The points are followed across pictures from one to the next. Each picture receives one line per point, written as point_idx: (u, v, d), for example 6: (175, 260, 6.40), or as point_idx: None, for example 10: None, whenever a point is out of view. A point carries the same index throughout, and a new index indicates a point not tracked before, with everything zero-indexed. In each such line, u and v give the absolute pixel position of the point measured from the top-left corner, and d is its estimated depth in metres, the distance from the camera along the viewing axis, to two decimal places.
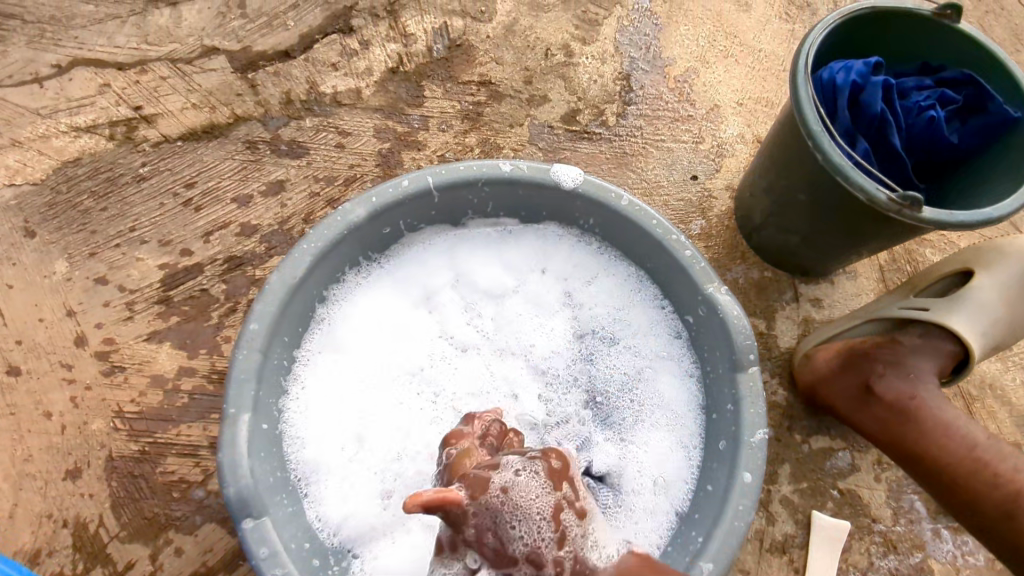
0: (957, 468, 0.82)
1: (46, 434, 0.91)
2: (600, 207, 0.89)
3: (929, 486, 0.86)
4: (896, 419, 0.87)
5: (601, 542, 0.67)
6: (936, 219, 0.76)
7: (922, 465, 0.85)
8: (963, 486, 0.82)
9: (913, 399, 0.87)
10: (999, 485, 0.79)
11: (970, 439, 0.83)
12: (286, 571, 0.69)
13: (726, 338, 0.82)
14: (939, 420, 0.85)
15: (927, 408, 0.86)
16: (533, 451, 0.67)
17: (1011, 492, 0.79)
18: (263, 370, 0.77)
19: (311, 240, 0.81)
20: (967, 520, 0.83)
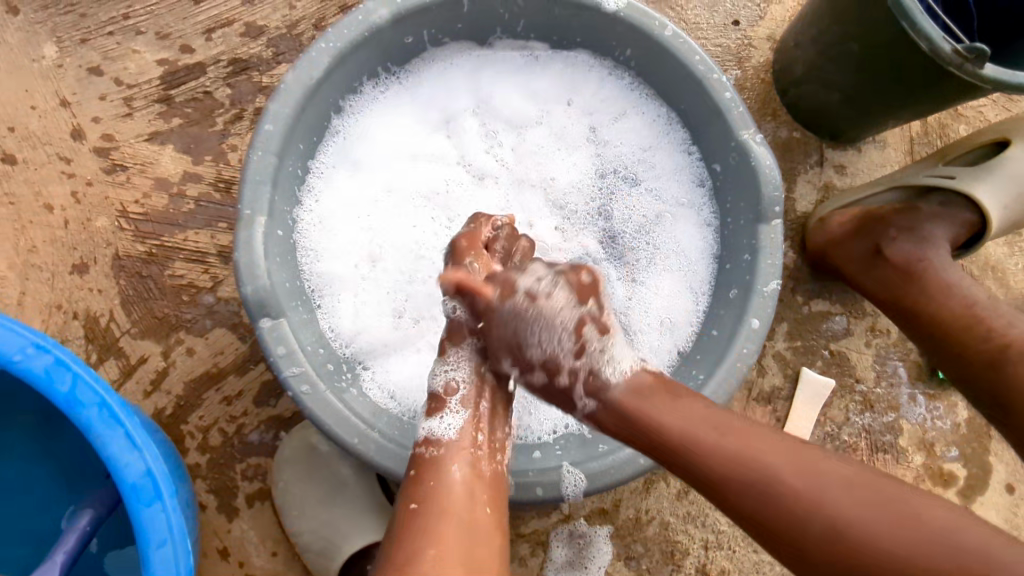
0: (952, 322, 0.82)
1: (49, 227, 0.89)
2: (641, 37, 0.82)
3: (922, 344, 0.86)
4: (899, 279, 0.88)
5: (602, 407, 0.65)
6: (998, 79, 0.72)
7: (915, 322, 0.86)
8: (953, 339, 0.82)
9: (920, 261, 0.86)
10: (991, 338, 0.78)
11: (969, 298, 0.83)
12: (303, 371, 0.70)
13: (753, 189, 0.81)
14: (943, 280, 0.85)
15: (931, 270, 0.85)
16: (557, 301, 0.67)
17: (1003, 344, 0.77)
18: (279, 175, 0.74)
19: (329, 40, 0.75)
20: (953, 374, 0.82)
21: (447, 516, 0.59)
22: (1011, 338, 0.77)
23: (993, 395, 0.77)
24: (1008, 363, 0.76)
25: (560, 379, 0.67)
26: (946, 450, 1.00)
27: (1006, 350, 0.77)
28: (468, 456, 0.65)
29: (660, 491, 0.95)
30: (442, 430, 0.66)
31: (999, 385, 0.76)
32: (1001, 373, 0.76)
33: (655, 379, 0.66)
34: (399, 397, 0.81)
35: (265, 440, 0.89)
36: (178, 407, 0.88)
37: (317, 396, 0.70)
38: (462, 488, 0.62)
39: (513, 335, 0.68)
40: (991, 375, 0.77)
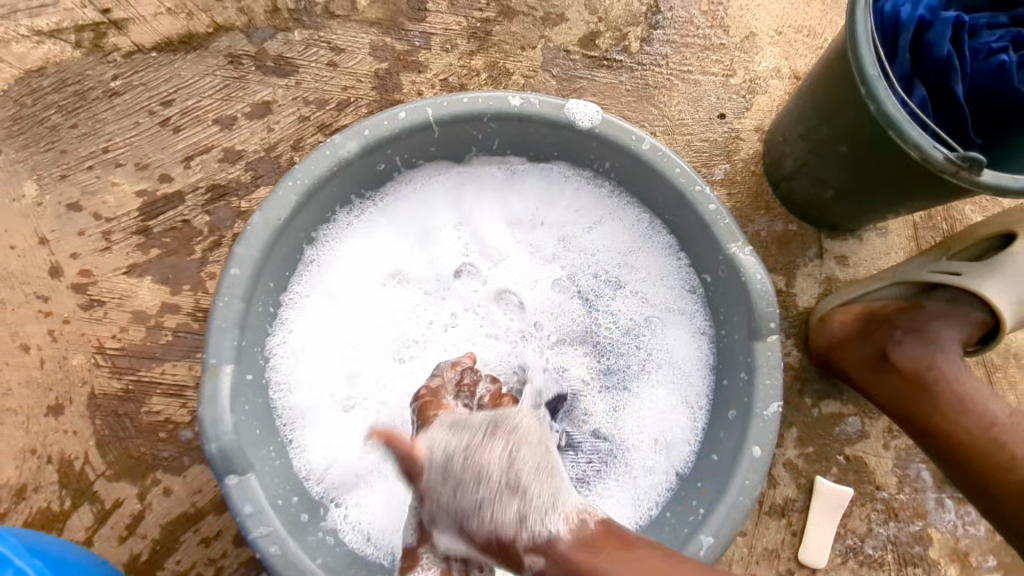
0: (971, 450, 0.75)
1: (25, 367, 0.87)
2: (618, 151, 0.79)
3: (943, 465, 0.79)
4: (909, 390, 0.82)
5: (549, 562, 0.56)
6: (998, 185, 0.67)
7: (932, 441, 0.79)
8: (978, 465, 0.74)
9: (930, 370, 0.80)
10: (1015, 470, 0.71)
11: (987, 416, 0.76)
12: (273, 529, 0.66)
13: (745, 303, 0.76)
14: (956, 394, 0.78)
15: (944, 380, 0.79)
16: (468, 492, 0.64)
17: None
18: (246, 318, 0.72)
19: (296, 177, 0.73)
20: (979, 502, 0.75)
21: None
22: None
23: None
24: None
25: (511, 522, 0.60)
26: (983, 560, 0.92)
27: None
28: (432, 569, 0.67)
29: None
30: None
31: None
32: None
33: (601, 526, 0.59)
34: (376, 539, 0.76)
35: None
36: (155, 552, 0.84)
37: (286, 559, 0.66)
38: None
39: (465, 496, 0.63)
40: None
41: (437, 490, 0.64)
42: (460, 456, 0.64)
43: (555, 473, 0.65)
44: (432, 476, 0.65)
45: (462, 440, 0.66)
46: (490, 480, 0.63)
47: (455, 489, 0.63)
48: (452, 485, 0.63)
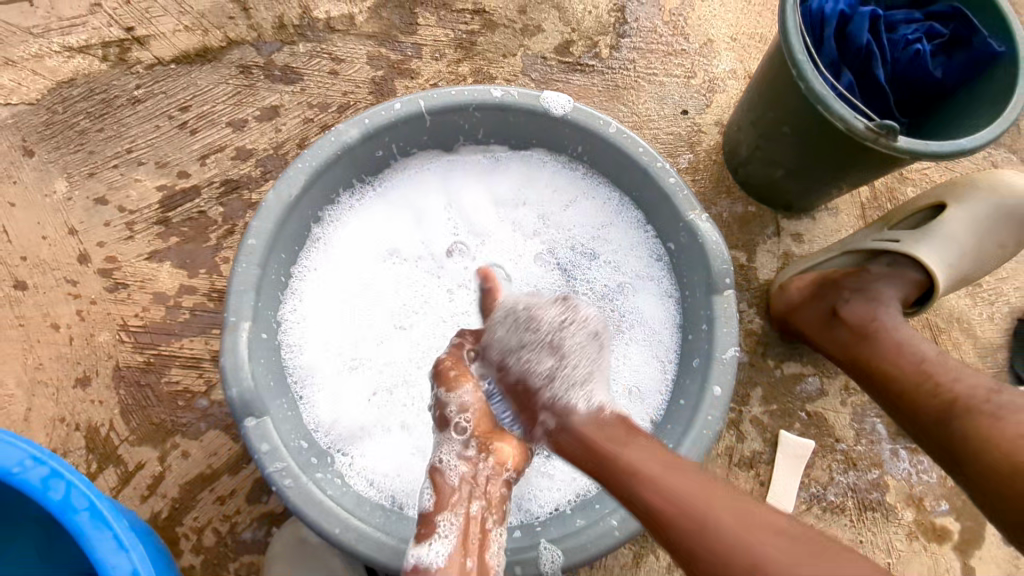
0: (902, 380, 0.85)
1: (55, 344, 0.96)
2: (588, 135, 0.90)
3: (882, 401, 0.89)
4: (856, 341, 0.91)
5: (566, 432, 0.74)
6: (911, 150, 0.79)
7: (872, 381, 0.89)
8: (908, 396, 0.84)
9: (874, 322, 0.90)
10: (939, 394, 0.80)
11: (919, 354, 0.85)
12: (287, 465, 0.74)
13: (704, 263, 0.86)
14: (895, 340, 0.88)
15: (885, 330, 0.89)
16: (547, 316, 0.83)
17: (952, 399, 0.79)
18: (262, 283, 0.81)
19: (305, 160, 0.83)
20: (912, 429, 0.85)
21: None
22: (958, 392, 0.79)
23: (946, 449, 0.79)
24: (954, 418, 0.77)
25: (539, 381, 0.80)
26: (936, 504, 1.01)
27: (953, 406, 0.78)
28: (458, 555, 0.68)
29: (650, 565, 0.95)
30: (430, 559, 0.67)
31: (949, 438, 0.78)
32: (952, 429, 0.77)
33: (619, 419, 0.74)
34: (379, 484, 0.83)
35: (258, 537, 0.91)
36: (174, 510, 0.91)
37: (299, 490, 0.73)
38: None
39: (524, 364, 0.82)
40: (944, 430, 0.79)
41: (498, 329, 0.85)
42: (524, 308, 0.85)
43: (602, 351, 0.83)
44: (502, 333, 0.84)
45: (550, 303, 0.85)
46: (538, 336, 0.82)
47: (515, 334, 0.83)
48: (531, 343, 0.82)
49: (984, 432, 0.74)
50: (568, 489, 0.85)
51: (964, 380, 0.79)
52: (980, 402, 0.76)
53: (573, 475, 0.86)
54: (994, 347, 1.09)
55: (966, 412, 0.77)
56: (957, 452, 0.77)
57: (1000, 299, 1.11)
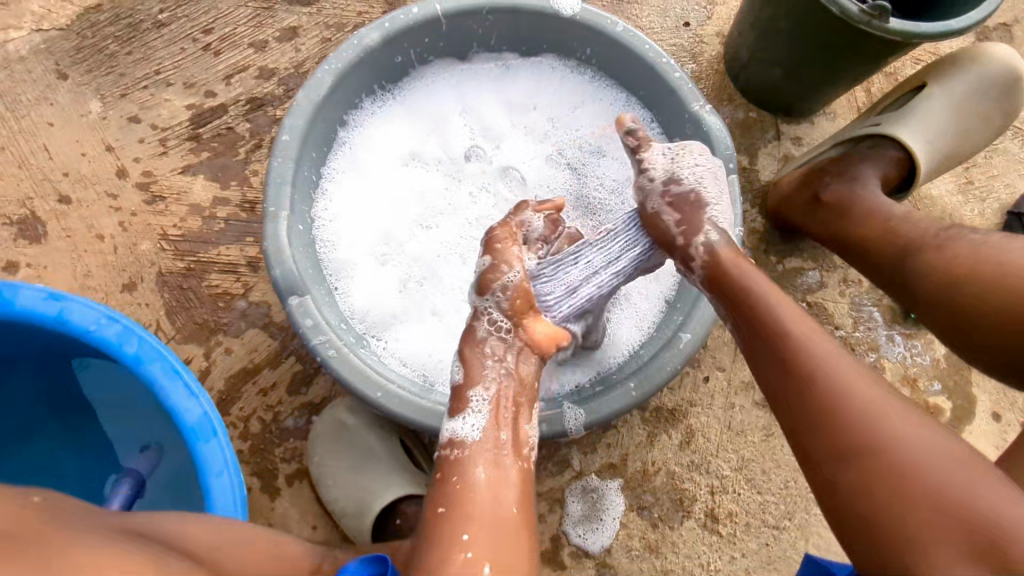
0: (870, 234, 0.86)
1: (101, 253, 1.02)
2: (596, 35, 0.94)
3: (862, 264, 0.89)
4: (837, 217, 0.93)
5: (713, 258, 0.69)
6: (903, 30, 0.82)
7: (853, 250, 0.90)
8: (871, 250, 0.86)
9: (853, 197, 0.91)
10: (896, 239, 0.82)
11: (887, 213, 0.86)
12: (329, 338, 0.81)
13: (709, 152, 0.91)
14: (869, 207, 0.89)
15: (862, 201, 0.90)
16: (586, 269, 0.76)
17: (907, 244, 0.80)
18: (297, 178, 0.87)
19: (331, 62, 0.88)
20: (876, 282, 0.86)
21: (472, 521, 0.61)
22: (912, 237, 0.80)
23: (906, 287, 0.79)
24: (916, 254, 0.77)
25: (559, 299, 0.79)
26: (930, 384, 1.08)
27: (908, 250, 0.79)
28: (492, 456, 0.66)
29: (663, 444, 1.02)
30: (465, 432, 0.67)
31: (906, 277, 0.78)
32: (906, 269, 0.78)
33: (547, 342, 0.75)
34: (413, 364, 0.91)
35: (300, 425, 0.99)
36: (221, 401, 0.99)
37: (342, 359, 0.80)
38: (486, 490, 0.63)
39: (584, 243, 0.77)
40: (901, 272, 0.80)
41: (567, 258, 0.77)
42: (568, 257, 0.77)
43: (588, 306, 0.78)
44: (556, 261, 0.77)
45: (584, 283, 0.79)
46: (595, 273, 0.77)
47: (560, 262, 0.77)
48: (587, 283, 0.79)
49: (933, 263, 0.75)
50: (588, 366, 0.92)
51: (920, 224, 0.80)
52: (930, 239, 0.77)
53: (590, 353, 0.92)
54: None
55: (923, 248, 0.77)
56: (914, 287, 0.77)
57: (991, 196, 1.16)
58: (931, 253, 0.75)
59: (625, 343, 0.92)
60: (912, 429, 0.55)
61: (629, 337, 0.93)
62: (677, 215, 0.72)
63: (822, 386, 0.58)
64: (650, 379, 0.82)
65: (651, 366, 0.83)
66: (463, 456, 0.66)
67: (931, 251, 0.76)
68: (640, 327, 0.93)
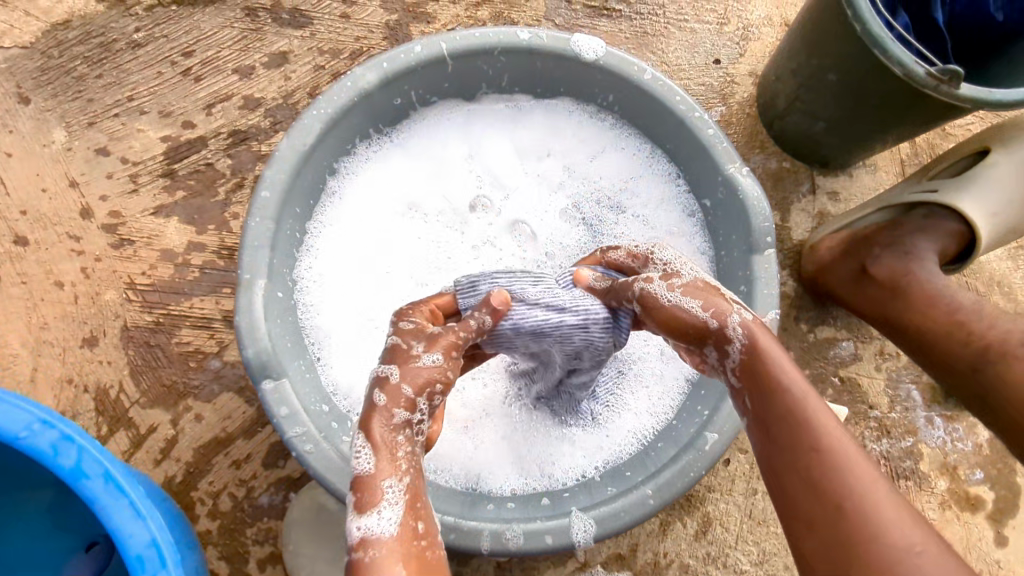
0: (930, 328, 0.84)
1: (60, 303, 0.92)
2: (621, 82, 0.84)
3: (916, 355, 0.88)
4: (887, 295, 0.88)
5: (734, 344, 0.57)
6: (974, 97, 0.73)
7: (905, 336, 0.88)
8: (936, 345, 0.84)
9: (906, 276, 0.87)
10: (970, 343, 0.80)
11: (954, 304, 0.83)
12: (306, 430, 0.71)
13: (743, 220, 0.81)
14: (927, 291, 0.85)
15: (918, 283, 0.86)
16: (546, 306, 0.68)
17: (984, 347, 0.79)
18: (276, 239, 0.76)
19: (321, 106, 0.78)
20: (941, 378, 0.85)
21: None
22: (990, 340, 0.79)
23: (977, 394, 0.79)
24: (988, 363, 0.78)
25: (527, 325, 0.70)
26: (970, 472, 0.98)
27: (986, 353, 0.78)
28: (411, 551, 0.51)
29: (677, 533, 0.93)
30: (378, 530, 0.51)
31: (982, 384, 0.78)
32: (983, 375, 0.78)
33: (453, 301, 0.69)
34: None
35: (275, 503, 0.89)
36: (188, 474, 0.88)
37: (320, 456, 0.70)
38: None
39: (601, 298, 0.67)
40: (974, 376, 0.79)
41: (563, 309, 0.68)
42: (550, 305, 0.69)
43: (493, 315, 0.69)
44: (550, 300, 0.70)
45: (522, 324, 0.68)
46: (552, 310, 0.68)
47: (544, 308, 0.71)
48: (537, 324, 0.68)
49: (1016, 377, 0.75)
50: (594, 456, 0.81)
51: (998, 326, 0.79)
52: (1013, 347, 0.77)
53: (598, 440, 0.82)
54: None
55: (999, 357, 0.77)
56: (989, 396, 0.78)
57: None
58: (1007, 366, 0.76)
59: (640, 429, 0.82)
60: (916, 533, 0.45)
61: (643, 423, 0.82)
62: (700, 300, 0.59)
63: (831, 475, 0.48)
64: (670, 485, 0.72)
65: (675, 468, 0.73)
66: (378, 559, 0.50)
67: (1006, 363, 0.76)
68: (655, 412, 0.83)
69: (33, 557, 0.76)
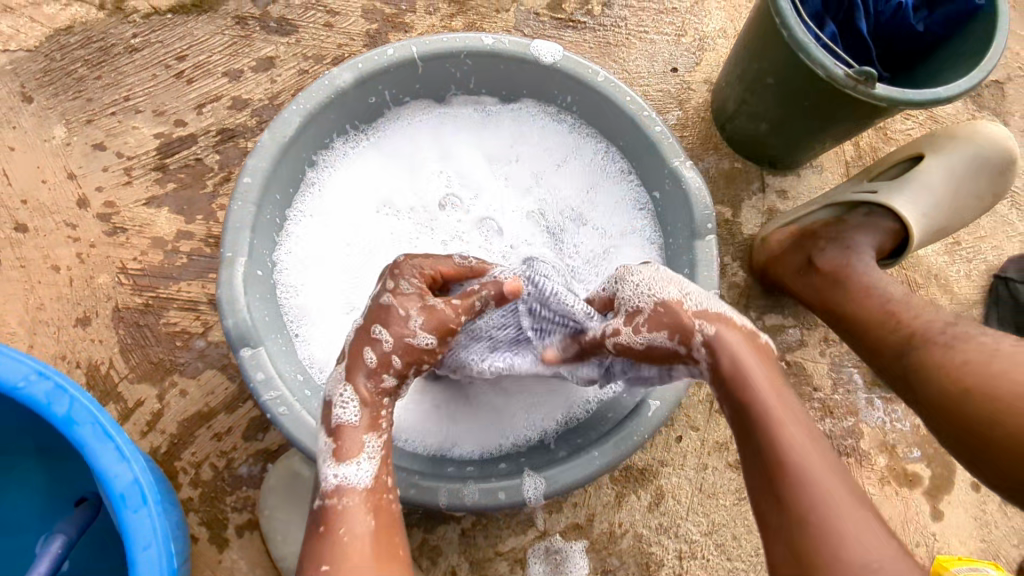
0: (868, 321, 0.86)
1: (56, 285, 0.98)
2: (577, 84, 0.92)
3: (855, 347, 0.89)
4: (828, 285, 0.92)
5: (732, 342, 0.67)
6: (888, 96, 0.80)
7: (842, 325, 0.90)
8: (871, 334, 0.85)
9: (845, 267, 0.91)
10: (898, 330, 0.81)
11: (886, 295, 0.86)
12: (280, 394, 0.77)
13: (687, 209, 0.88)
14: (865, 284, 0.88)
15: (855, 274, 0.90)
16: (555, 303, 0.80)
17: (909, 335, 0.79)
18: (257, 222, 0.83)
19: (300, 102, 0.85)
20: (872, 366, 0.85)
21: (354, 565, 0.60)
22: (915, 327, 0.79)
23: (904, 382, 0.78)
24: (911, 349, 0.77)
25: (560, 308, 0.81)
26: (908, 451, 1.05)
27: (910, 341, 0.78)
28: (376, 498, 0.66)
29: (632, 504, 0.99)
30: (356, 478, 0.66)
31: (905, 369, 0.78)
32: (905, 359, 0.78)
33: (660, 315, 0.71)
34: None
35: (254, 472, 0.95)
36: (173, 445, 0.95)
37: (293, 417, 0.76)
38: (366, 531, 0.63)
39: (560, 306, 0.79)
40: (899, 363, 0.79)
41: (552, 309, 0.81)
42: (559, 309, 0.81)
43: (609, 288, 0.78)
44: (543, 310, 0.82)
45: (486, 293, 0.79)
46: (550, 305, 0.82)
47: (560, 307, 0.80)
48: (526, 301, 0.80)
49: (933, 361, 0.74)
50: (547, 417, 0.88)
51: (922, 316, 0.80)
52: (933, 333, 0.77)
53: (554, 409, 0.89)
54: (970, 303, 1.12)
55: (920, 344, 0.77)
56: (911, 383, 0.77)
57: (977, 257, 1.14)
58: (926, 351, 0.75)
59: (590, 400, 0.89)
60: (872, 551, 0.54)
61: (596, 394, 0.89)
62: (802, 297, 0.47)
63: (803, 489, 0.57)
64: (614, 447, 0.78)
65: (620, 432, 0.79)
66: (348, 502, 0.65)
67: (925, 348, 0.76)
68: (605, 385, 0.90)
69: (27, 514, 0.82)
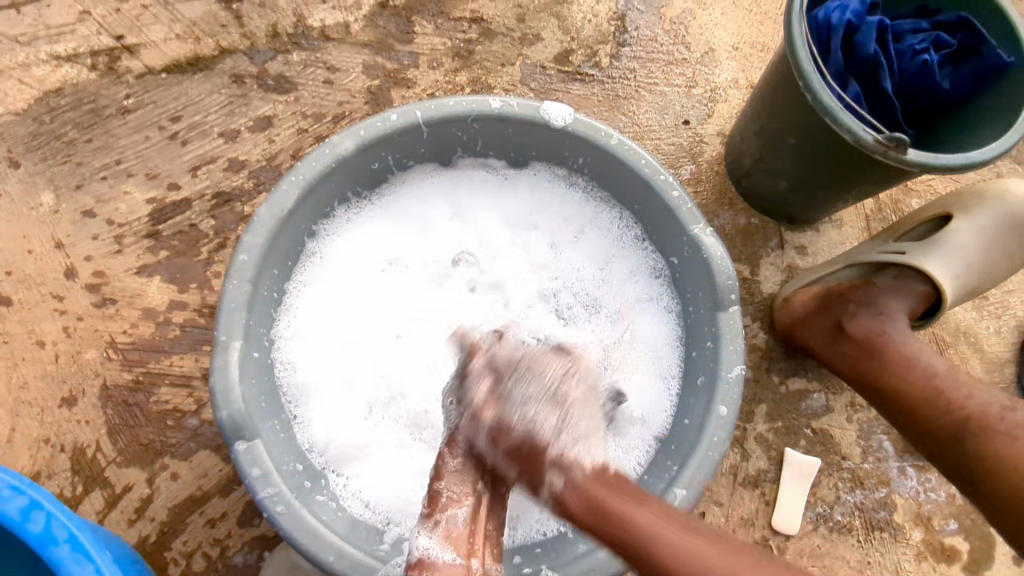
0: (915, 400, 0.83)
1: (40, 362, 0.93)
2: (590, 147, 0.88)
3: (896, 422, 0.86)
4: (863, 356, 0.89)
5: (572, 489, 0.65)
6: (921, 162, 0.77)
7: (882, 399, 0.87)
8: (917, 412, 0.83)
9: (881, 336, 0.88)
10: (951, 412, 0.79)
11: (929, 370, 0.84)
12: (278, 490, 0.71)
13: (709, 279, 0.83)
14: (905, 355, 0.86)
15: (893, 345, 0.87)
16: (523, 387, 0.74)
17: (965, 417, 0.78)
18: (254, 301, 0.78)
19: (298, 173, 0.81)
20: (920, 445, 0.84)
21: None
22: (971, 410, 0.78)
23: (958, 464, 0.78)
24: (969, 434, 0.77)
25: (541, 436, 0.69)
26: (944, 523, 0.99)
27: (966, 425, 0.77)
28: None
29: None
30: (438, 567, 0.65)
31: (963, 456, 0.77)
32: (963, 446, 0.77)
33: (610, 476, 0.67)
34: (374, 505, 0.81)
35: (249, 562, 0.89)
36: (162, 533, 0.88)
37: (291, 516, 0.70)
38: None
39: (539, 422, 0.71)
40: (957, 449, 0.78)
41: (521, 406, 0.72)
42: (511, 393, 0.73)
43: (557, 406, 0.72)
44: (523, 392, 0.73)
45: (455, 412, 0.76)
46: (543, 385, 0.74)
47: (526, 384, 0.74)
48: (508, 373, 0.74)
49: (996, 451, 0.74)
50: None
51: (977, 396, 0.79)
52: (992, 420, 0.76)
53: None
54: (1001, 361, 1.07)
55: (980, 430, 0.76)
56: (968, 466, 0.77)
57: (1007, 312, 1.09)
58: (988, 437, 0.75)
59: None
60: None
61: None
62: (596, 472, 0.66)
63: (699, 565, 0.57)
64: None
65: None
66: None
67: (987, 434, 0.75)
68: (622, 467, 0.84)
69: None
